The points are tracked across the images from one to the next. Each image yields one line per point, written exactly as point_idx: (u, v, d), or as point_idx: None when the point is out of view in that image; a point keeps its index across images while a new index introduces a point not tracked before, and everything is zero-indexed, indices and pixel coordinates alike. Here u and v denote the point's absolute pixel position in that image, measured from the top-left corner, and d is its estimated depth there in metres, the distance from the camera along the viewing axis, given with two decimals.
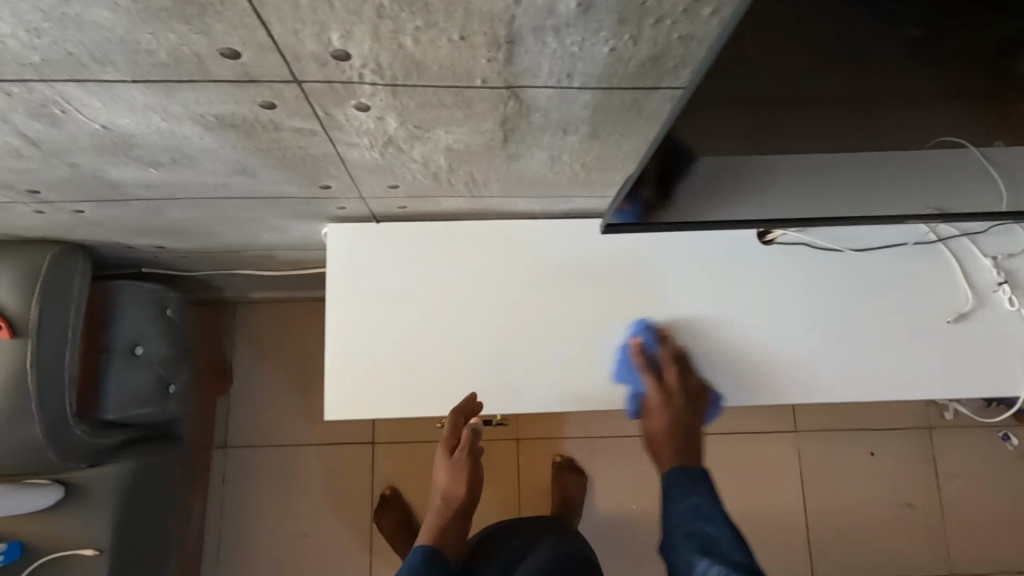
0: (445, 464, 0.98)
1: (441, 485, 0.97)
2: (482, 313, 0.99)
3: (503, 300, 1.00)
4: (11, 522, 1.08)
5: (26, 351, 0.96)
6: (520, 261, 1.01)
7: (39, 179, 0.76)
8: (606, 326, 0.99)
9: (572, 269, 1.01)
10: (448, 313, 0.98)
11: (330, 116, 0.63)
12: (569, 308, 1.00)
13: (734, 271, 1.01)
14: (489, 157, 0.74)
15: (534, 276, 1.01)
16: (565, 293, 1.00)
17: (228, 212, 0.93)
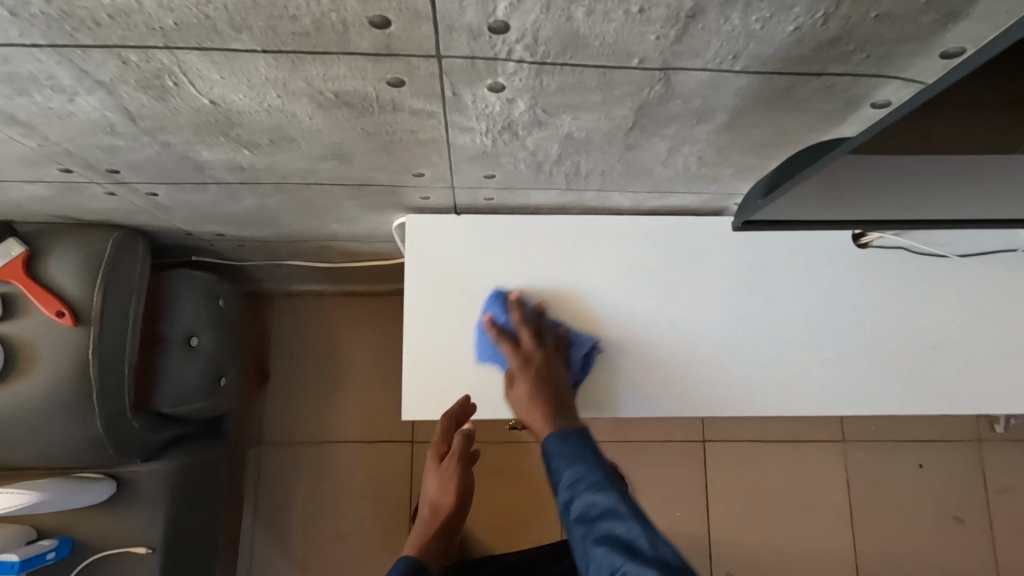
0: (436, 473, 0.98)
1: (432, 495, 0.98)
2: (534, 312, 0.92)
3: (555, 298, 0.93)
4: (62, 517, 1.04)
5: (89, 339, 0.91)
6: (573, 258, 0.94)
7: (124, 158, 0.72)
8: (664, 329, 0.92)
9: (629, 267, 0.94)
10: (495, 313, 0.92)
11: (457, 97, 0.59)
12: (627, 309, 0.92)
13: (806, 273, 0.94)
14: (605, 148, 0.70)
15: (588, 274, 0.94)
16: (621, 294, 0.93)
17: (306, 200, 0.89)
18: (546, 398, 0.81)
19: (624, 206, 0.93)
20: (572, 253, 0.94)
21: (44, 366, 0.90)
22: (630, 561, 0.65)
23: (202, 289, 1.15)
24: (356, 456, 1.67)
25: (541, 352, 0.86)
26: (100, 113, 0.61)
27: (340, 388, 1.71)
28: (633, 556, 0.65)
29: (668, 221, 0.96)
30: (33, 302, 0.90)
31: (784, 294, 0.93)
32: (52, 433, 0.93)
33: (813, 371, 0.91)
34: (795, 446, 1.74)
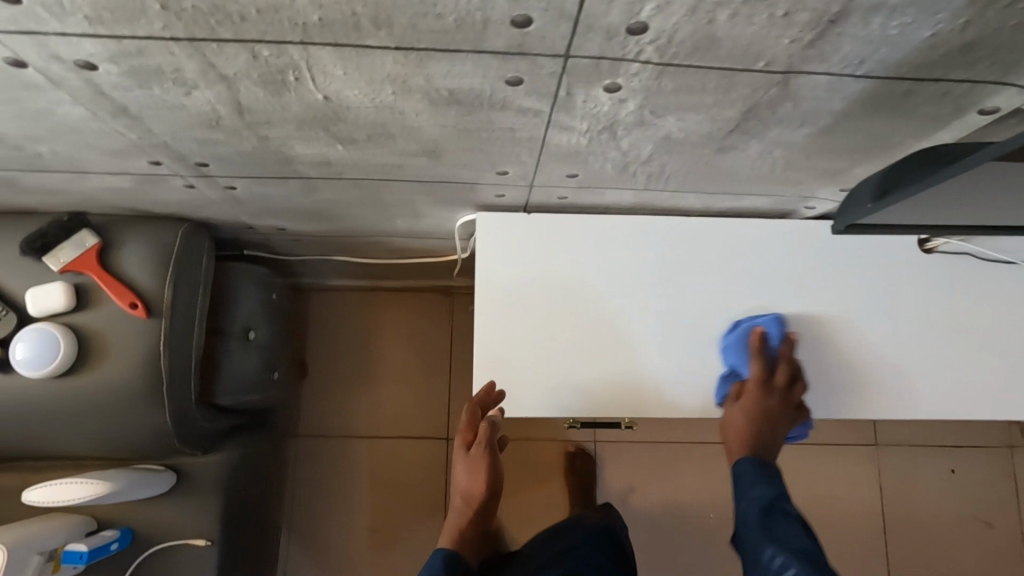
0: (464, 462, 0.88)
1: (462, 486, 0.87)
2: (570, 310, 0.91)
3: (575, 294, 0.91)
4: (122, 508, 1.04)
5: (161, 330, 0.92)
6: (595, 255, 0.93)
7: (218, 152, 0.72)
8: (688, 327, 0.91)
9: (652, 265, 0.93)
10: (541, 313, 0.91)
11: (569, 97, 0.59)
12: (647, 308, 0.91)
13: (833, 273, 0.93)
14: (698, 149, 0.71)
15: (612, 271, 0.92)
16: (643, 293, 0.92)
17: (380, 196, 0.89)
18: (757, 435, 0.82)
19: (691, 209, 0.94)
20: (596, 250, 0.93)
21: (117, 358, 0.90)
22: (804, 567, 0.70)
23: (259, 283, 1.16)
24: (379, 450, 1.67)
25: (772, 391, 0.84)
26: (211, 105, 0.61)
27: (366, 384, 1.71)
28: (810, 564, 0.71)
29: (734, 222, 0.95)
30: (107, 293, 0.91)
31: (809, 295, 0.92)
32: (122, 424, 0.93)
33: (861, 371, 0.90)
34: (828, 448, 1.75)
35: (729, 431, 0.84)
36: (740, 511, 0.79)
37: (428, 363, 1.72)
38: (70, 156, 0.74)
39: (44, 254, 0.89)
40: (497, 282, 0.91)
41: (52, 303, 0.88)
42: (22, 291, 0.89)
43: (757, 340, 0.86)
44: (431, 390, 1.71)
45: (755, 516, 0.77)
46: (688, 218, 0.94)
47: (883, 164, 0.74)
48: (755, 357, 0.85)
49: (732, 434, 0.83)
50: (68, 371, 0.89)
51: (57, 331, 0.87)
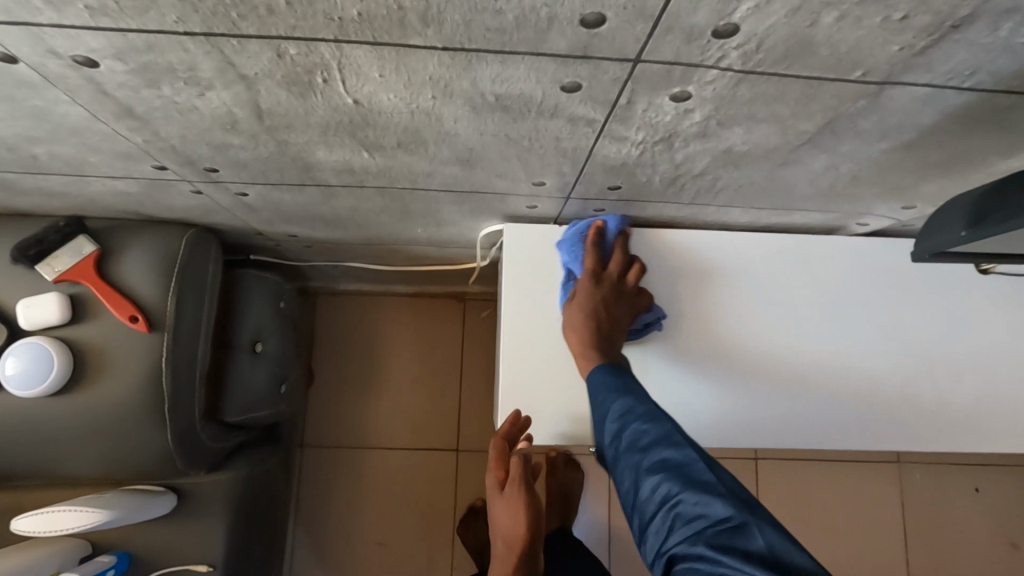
0: (501, 503, 0.84)
1: (502, 527, 0.84)
2: None
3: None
4: (121, 531, 0.98)
5: (164, 346, 0.85)
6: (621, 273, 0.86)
7: (231, 157, 0.66)
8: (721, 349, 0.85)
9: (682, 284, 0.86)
10: None
11: (629, 105, 0.53)
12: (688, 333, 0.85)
13: (872, 294, 0.88)
14: (761, 163, 0.64)
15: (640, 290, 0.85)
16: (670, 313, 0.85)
17: (403, 204, 0.83)
18: (603, 324, 0.78)
19: (735, 223, 0.88)
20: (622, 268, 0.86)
21: (117, 375, 0.84)
22: (689, 488, 0.61)
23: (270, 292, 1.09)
24: (386, 460, 1.61)
25: (609, 282, 0.81)
26: (227, 108, 0.54)
27: (372, 392, 1.65)
28: (690, 482, 0.62)
29: (789, 238, 0.87)
30: (106, 305, 0.84)
31: (846, 316, 0.87)
32: (121, 446, 0.86)
33: (913, 403, 0.85)
34: (849, 465, 1.69)
35: (573, 327, 0.79)
36: (609, 447, 0.71)
37: (437, 370, 1.66)
38: (66, 159, 0.67)
39: (37, 262, 0.82)
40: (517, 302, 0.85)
41: (45, 316, 0.81)
42: (14, 303, 0.83)
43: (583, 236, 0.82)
44: (439, 398, 1.65)
45: (621, 444, 0.69)
46: (735, 235, 0.88)
47: (957, 181, 0.68)
48: (586, 251, 0.82)
49: (580, 324, 0.78)
50: (62, 389, 0.83)
51: (51, 346, 0.80)
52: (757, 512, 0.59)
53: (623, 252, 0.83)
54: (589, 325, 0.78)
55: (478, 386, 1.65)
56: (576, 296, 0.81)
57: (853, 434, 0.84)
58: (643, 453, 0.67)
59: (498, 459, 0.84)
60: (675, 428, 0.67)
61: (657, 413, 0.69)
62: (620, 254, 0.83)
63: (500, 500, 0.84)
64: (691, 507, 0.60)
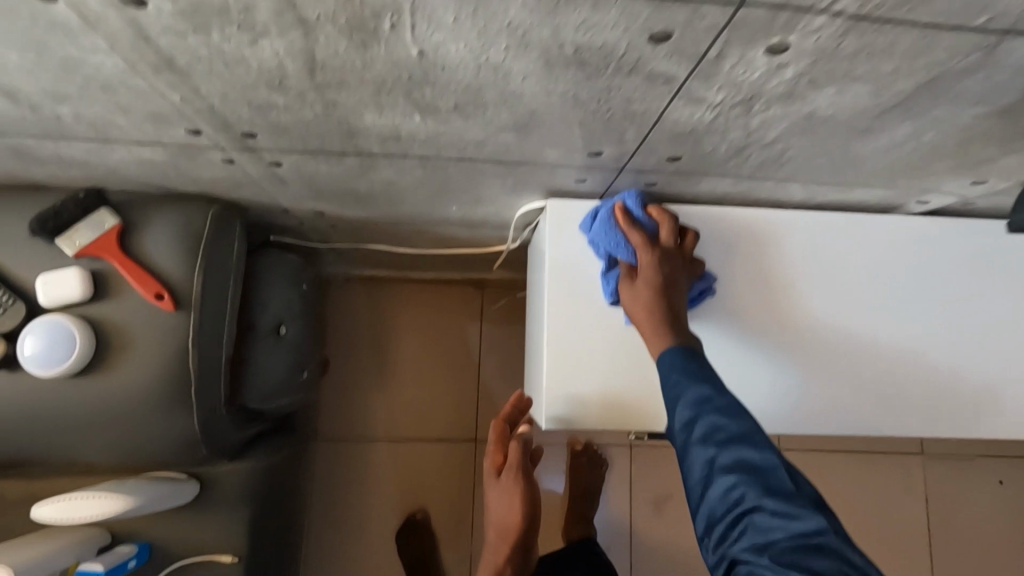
0: (497, 488, 0.91)
1: (497, 510, 0.91)
2: None
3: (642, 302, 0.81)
4: (141, 519, 0.94)
5: (190, 327, 0.81)
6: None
7: (273, 120, 0.61)
8: (775, 338, 0.81)
9: (729, 271, 0.82)
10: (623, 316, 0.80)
11: (718, 60, 0.49)
12: (745, 317, 0.81)
13: (934, 277, 0.84)
14: (840, 130, 0.61)
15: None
16: (718, 302, 0.81)
17: (444, 177, 0.79)
18: (672, 303, 0.74)
19: (789, 201, 0.84)
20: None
21: (139, 356, 0.79)
22: (769, 498, 0.56)
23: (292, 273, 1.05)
24: (403, 450, 1.57)
25: (666, 253, 0.76)
26: (278, 60, 0.50)
27: (388, 380, 1.60)
28: (770, 491, 0.57)
29: (847, 217, 0.84)
30: (129, 281, 0.80)
31: (908, 301, 0.83)
32: (144, 431, 0.82)
33: (975, 386, 0.82)
34: (871, 457, 1.66)
35: (640, 311, 0.74)
36: (680, 433, 0.65)
37: (453, 360, 1.62)
38: (93, 121, 0.62)
39: (56, 236, 0.78)
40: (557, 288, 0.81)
41: (66, 292, 0.77)
42: (31, 278, 0.78)
43: (623, 213, 0.77)
44: (458, 389, 1.61)
45: (693, 434, 0.63)
46: (792, 212, 0.83)
47: None
48: (629, 230, 0.77)
49: (646, 309, 0.73)
50: (84, 369, 0.78)
51: (71, 324, 0.76)
52: (840, 535, 0.55)
53: (671, 224, 0.78)
54: (655, 307, 0.73)
55: (498, 376, 1.61)
56: (634, 281, 0.76)
57: (914, 420, 0.81)
58: (718, 449, 0.60)
59: (498, 445, 0.92)
60: (757, 429, 0.61)
61: (739, 409, 0.62)
62: (667, 223, 0.78)
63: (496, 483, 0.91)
64: (769, 520, 0.55)
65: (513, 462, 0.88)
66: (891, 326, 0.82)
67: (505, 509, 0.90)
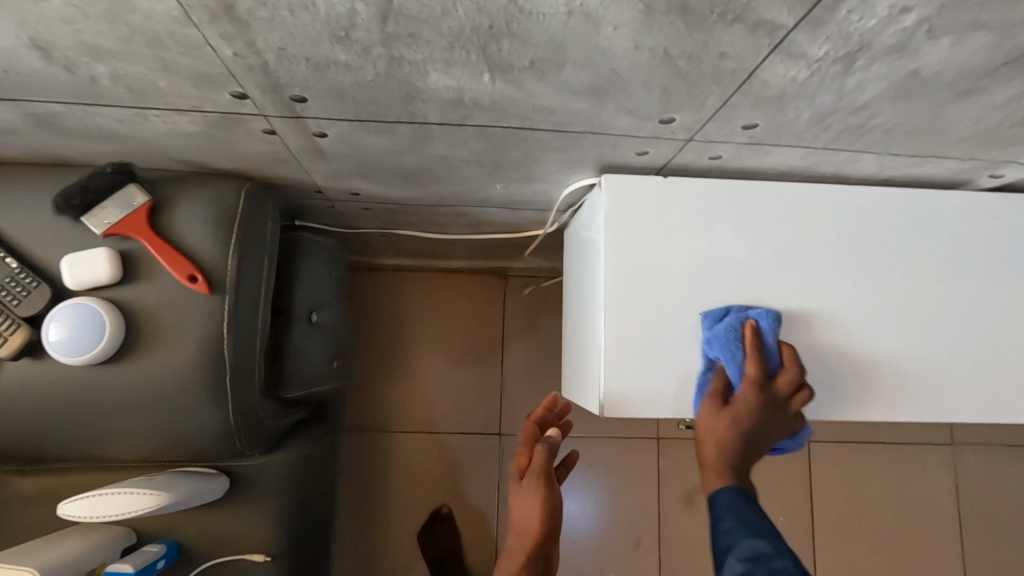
0: (518, 493, 0.81)
1: (514, 518, 0.79)
2: (722, 296, 0.77)
3: (701, 283, 0.77)
4: (169, 517, 0.89)
5: (226, 312, 0.76)
6: (724, 242, 0.78)
7: (330, 82, 0.57)
8: (836, 319, 0.78)
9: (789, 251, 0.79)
10: (685, 298, 0.77)
11: (836, 6, 0.45)
12: (807, 296, 0.78)
13: (998, 256, 0.81)
14: (939, 92, 0.57)
15: (743, 260, 0.78)
16: (776, 283, 0.78)
17: (496, 150, 0.74)
18: (742, 446, 0.70)
19: (854, 175, 0.80)
20: (722, 236, 0.78)
21: (171, 343, 0.74)
22: None
23: (320, 257, 1.00)
24: (425, 444, 1.53)
25: (772, 399, 0.72)
26: (351, 5, 0.45)
27: (409, 373, 1.56)
28: None
29: (912, 194, 0.81)
30: (160, 263, 0.74)
31: (971, 279, 0.81)
32: (175, 424, 0.77)
33: None
34: (908, 449, 1.57)
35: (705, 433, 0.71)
36: None
37: (475, 353, 1.57)
38: (133, 83, 0.57)
39: (83, 214, 0.72)
40: (621, 268, 0.76)
41: (93, 274, 0.71)
42: (56, 260, 0.73)
43: (749, 341, 0.73)
44: (480, 381, 1.56)
45: None
46: (855, 188, 0.80)
47: None
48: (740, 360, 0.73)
49: (720, 443, 0.70)
50: (112, 357, 0.73)
51: (99, 307, 0.71)
52: None
53: (789, 367, 0.73)
54: (723, 443, 0.69)
55: (521, 367, 1.57)
56: (724, 406, 0.72)
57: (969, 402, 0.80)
58: None
59: (528, 447, 0.84)
60: None
61: None
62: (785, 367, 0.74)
63: (517, 492, 0.81)
64: None
65: (538, 463, 0.79)
66: (954, 306, 0.80)
67: (520, 519, 0.78)
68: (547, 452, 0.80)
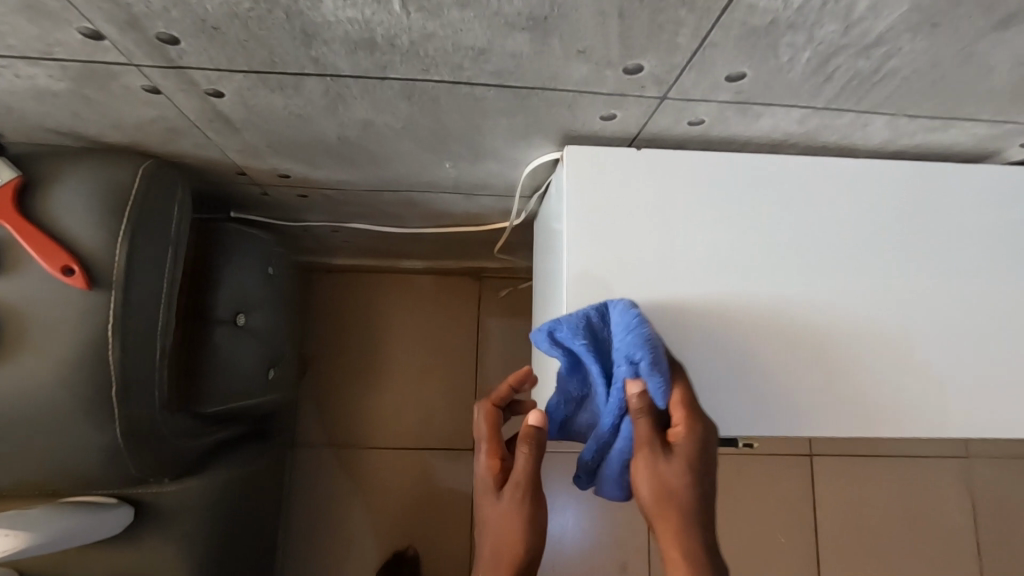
0: (493, 511, 0.59)
1: (490, 542, 0.59)
2: (705, 290, 0.65)
3: (680, 275, 0.65)
4: (63, 554, 0.76)
5: (110, 311, 0.63)
6: (708, 226, 0.66)
7: (198, 11, 0.45)
8: (840, 317, 0.66)
9: (785, 237, 0.67)
10: (663, 293, 0.64)
11: None
12: (806, 290, 0.66)
13: None
14: (973, 16, 0.45)
15: (730, 247, 0.66)
16: (770, 274, 0.66)
17: (433, 115, 0.62)
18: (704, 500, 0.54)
19: (863, 146, 0.67)
20: (707, 219, 0.66)
21: (41, 348, 0.62)
22: None
23: (249, 249, 0.87)
24: (392, 462, 1.39)
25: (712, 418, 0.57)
26: None
27: (374, 384, 1.42)
28: None
29: (929, 169, 0.69)
30: (29, 253, 0.62)
31: (1000, 269, 0.68)
32: (50, 445, 0.64)
33: None
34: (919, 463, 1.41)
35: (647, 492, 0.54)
36: None
37: (446, 362, 1.44)
38: None
39: None
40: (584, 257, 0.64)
41: None
42: None
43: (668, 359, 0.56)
44: (452, 392, 1.42)
45: None
46: (861, 163, 0.68)
47: None
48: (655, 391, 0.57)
49: (677, 503, 0.53)
50: None
51: None
52: None
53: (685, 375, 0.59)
54: (677, 504, 0.53)
55: (496, 377, 1.43)
56: (663, 456, 0.54)
57: (1006, 415, 0.67)
58: None
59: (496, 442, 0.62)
60: None
61: None
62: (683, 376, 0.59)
63: (491, 508, 0.59)
64: None
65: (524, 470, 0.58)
66: (982, 301, 0.68)
67: (496, 543, 0.58)
68: (534, 458, 0.58)
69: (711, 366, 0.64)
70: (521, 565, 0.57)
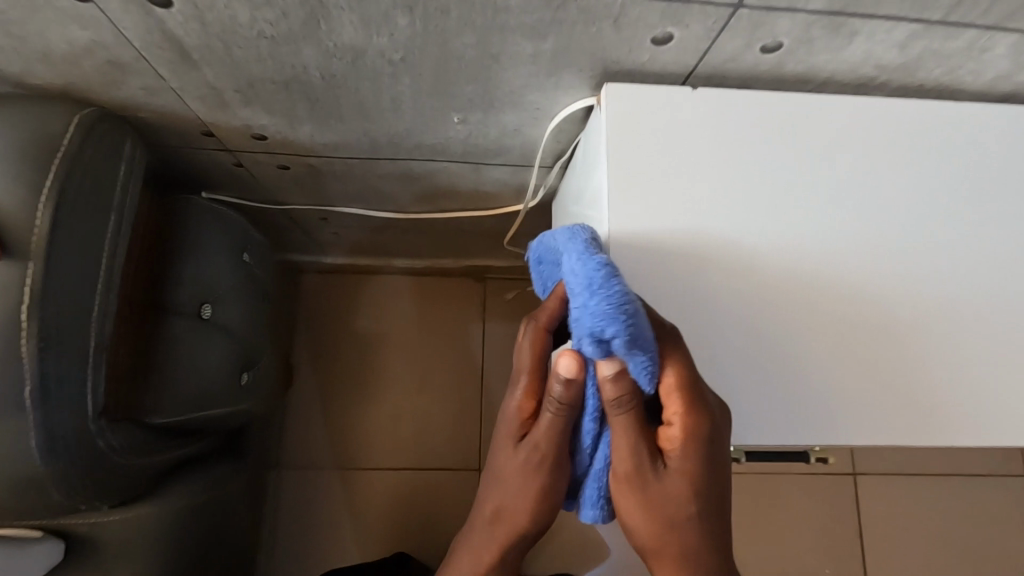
0: (507, 461, 0.48)
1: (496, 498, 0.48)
2: (797, 267, 0.53)
3: (729, 255, 0.53)
4: None
5: (25, 288, 0.50)
6: (768, 192, 0.54)
7: None
8: (937, 296, 0.54)
9: (881, 199, 0.54)
10: (746, 272, 0.53)
11: None
12: (915, 264, 0.54)
13: None
14: None
15: (818, 214, 0.54)
16: (865, 246, 0.54)
17: (441, 41, 0.49)
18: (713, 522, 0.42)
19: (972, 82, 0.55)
20: (768, 183, 0.54)
21: None
22: None
23: (220, 229, 0.73)
24: (389, 485, 1.23)
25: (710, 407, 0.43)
26: None
27: (370, 397, 1.27)
28: None
29: None
30: None
31: None
32: None
33: None
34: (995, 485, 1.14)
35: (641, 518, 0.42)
36: None
37: (446, 374, 1.29)
38: None
39: None
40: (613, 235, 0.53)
41: None
42: None
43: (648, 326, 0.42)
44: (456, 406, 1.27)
45: None
46: (967, 109, 0.56)
47: None
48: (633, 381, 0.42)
49: (675, 528, 0.41)
50: None
51: None
52: None
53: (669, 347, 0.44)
54: (681, 530, 0.41)
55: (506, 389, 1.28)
56: (653, 470, 0.42)
57: None
58: None
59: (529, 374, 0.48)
60: None
61: None
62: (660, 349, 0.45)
63: (508, 460, 0.48)
64: None
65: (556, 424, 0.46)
66: None
67: (501, 502, 0.48)
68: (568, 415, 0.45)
69: (816, 360, 0.52)
70: (521, 539, 0.48)
